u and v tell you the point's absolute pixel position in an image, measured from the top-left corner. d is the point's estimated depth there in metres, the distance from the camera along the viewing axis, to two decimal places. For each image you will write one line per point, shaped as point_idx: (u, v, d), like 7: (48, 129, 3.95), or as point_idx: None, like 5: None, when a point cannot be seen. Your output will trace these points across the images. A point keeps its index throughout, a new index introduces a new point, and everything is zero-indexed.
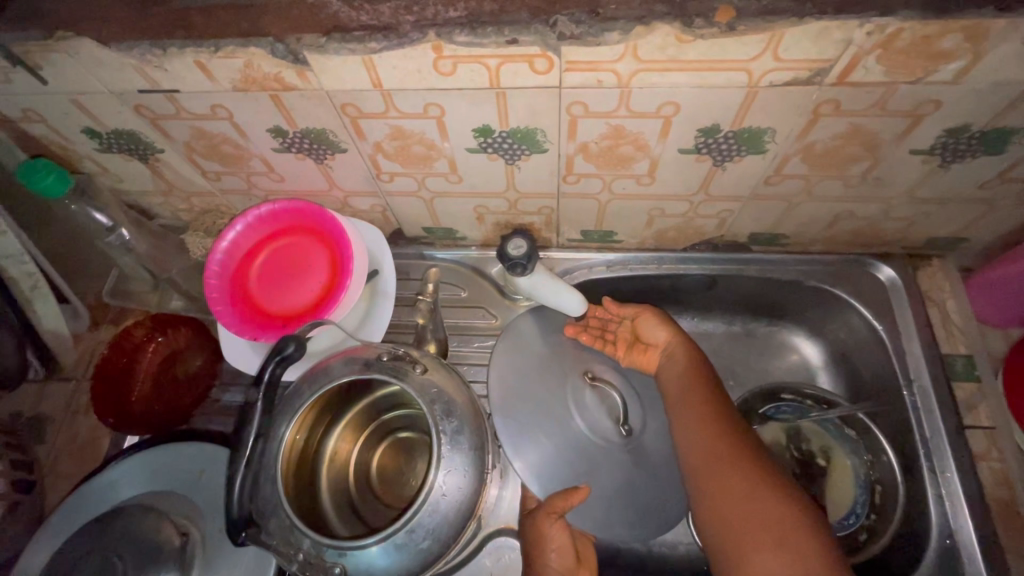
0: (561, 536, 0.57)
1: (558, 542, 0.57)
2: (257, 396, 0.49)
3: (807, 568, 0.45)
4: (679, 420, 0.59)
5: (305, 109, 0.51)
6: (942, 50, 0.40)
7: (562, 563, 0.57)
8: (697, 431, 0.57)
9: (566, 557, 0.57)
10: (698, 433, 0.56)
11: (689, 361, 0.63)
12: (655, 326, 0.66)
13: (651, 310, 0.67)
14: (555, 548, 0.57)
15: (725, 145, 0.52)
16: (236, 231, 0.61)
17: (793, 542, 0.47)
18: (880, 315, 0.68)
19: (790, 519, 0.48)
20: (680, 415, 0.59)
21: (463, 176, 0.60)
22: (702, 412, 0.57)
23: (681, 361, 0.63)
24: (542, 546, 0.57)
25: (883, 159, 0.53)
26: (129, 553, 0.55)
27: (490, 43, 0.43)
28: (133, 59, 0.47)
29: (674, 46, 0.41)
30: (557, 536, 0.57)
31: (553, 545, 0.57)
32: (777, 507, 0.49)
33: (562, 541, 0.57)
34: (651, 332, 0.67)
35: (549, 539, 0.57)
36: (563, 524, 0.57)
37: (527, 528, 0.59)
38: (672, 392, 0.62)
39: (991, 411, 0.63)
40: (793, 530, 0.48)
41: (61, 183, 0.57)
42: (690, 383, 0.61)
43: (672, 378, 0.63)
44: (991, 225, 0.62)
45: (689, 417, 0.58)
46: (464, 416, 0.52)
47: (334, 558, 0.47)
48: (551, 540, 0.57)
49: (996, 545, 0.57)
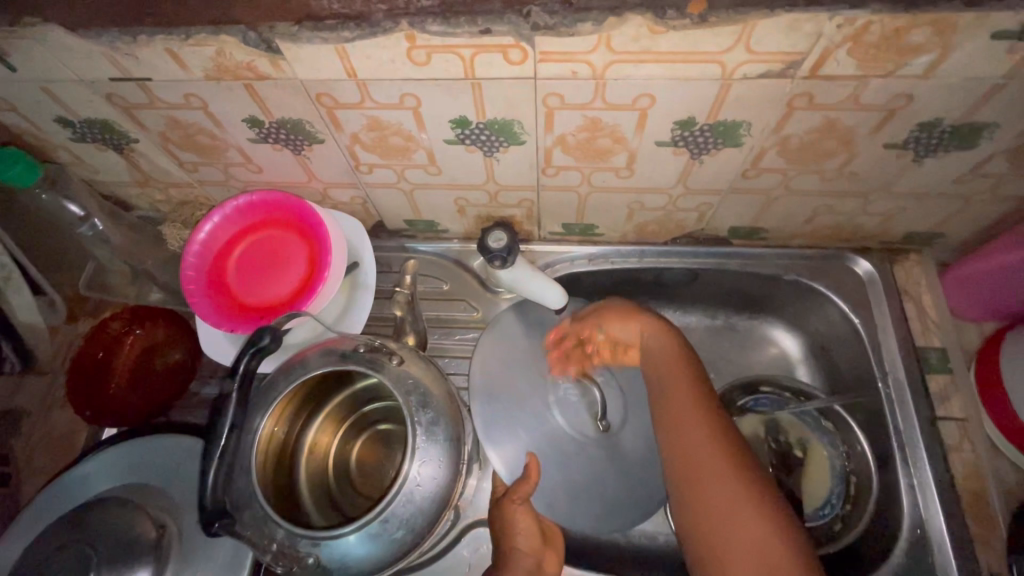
0: (527, 519, 0.59)
1: (524, 525, 0.59)
2: (232, 387, 0.49)
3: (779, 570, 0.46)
4: (663, 417, 0.59)
5: (280, 99, 0.51)
6: (913, 43, 0.41)
7: (529, 544, 0.58)
8: (681, 430, 0.56)
9: (533, 539, 0.59)
10: (682, 433, 0.56)
11: (671, 358, 0.61)
12: (624, 326, 0.64)
13: (620, 308, 0.65)
14: (522, 530, 0.59)
15: (701, 138, 0.52)
16: (213, 224, 0.61)
17: (773, 549, 0.47)
18: (857, 309, 0.69)
19: (768, 525, 0.48)
20: (663, 412, 0.58)
21: (442, 169, 0.60)
22: (687, 412, 0.57)
23: (660, 357, 0.62)
24: (508, 533, 0.59)
25: (858, 153, 0.53)
26: (103, 545, 0.54)
27: (463, 33, 0.42)
28: (102, 47, 0.46)
29: (647, 37, 0.41)
30: (523, 519, 0.59)
31: (519, 530, 0.59)
32: (760, 514, 0.49)
33: (529, 523, 0.59)
34: (623, 332, 0.65)
35: (516, 522, 0.59)
36: (527, 509, 0.60)
37: (491, 520, 0.61)
38: (654, 387, 0.61)
39: (964, 403, 0.64)
40: (774, 538, 0.48)
41: (29, 173, 0.56)
42: (675, 379, 0.59)
43: (655, 373, 0.62)
44: (967, 220, 0.63)
45: (674, 415, 0.57)
46: (440, 407, 0.52)
47: (308, 548, 0.47)
48: (518, 523, 0.59)
49: (966, 534, 0.58)
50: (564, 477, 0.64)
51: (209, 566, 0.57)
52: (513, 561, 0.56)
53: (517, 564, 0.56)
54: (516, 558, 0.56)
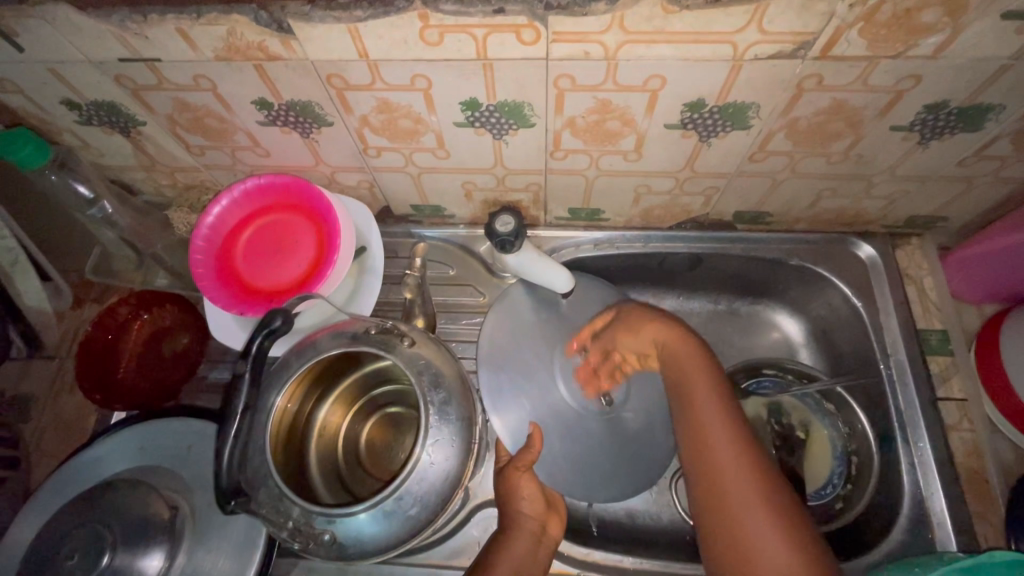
0: (531, 486, 0.60)
1: (529, 491, 0.60)
2: (245, 367, 0.49)
3: None
4: (682, 405, 0.55)
5: (290, 80, 0.51)
6: (923, 23, 0.41)
7: (533, 509, 0.59)
8: (706, 419, 0.53)
9: (537, 504, 0.60)
10: (707, 424, 0.53)
11: (682, 339, 0.58)
12: (631, 339, 0.61)
13: (623, 319, 0.62)
14: (526, 497, 0.60)
15: (710, 121, 0.52)
16: (222, 207, 0.61)
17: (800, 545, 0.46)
18: (859, 292, 0.70)
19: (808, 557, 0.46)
20: (681, 398, 0.56)
21: (451, 152, 0.60)
22: (707, 401, 0.54)
23: (674, 342, 0.58)
24: (513, 498, 0.60)
25: (864, 135, 0.54)
26: (118, 527, 0.55)
27: (477, 12, 0.42)
28: (112, 26, 0.46)
29: (661, 17, 0.42)
30: (528, 485, 0.60)
31: (523, 495, 0.60)
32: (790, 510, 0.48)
33: (532, 491, 0.60)
34: (628, 343, 0.61)
35: (520, 489, 0.60)
36: (531, 477, 0.61)
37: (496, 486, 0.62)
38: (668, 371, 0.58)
39: (964, 383, 0.65)
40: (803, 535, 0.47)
41: (38, 153, 0.56)
42: (695, 367, 0.56)
43: (668, 356, 0.58)
44: (968, 203, 0.64)
45: (694, 402, 0.54)
46: (452, 387, 0.53)
47: (323, 526, 0.47)
48: (522, 490, 0.60)
49: (964, 511, 0.59)
50: (568, 455, 0.65)
51: (222, 545, 0.57)
52: (518, 526, 0.58)
53: (521, 530, 0.58)
54: (519, 522, 0.58)
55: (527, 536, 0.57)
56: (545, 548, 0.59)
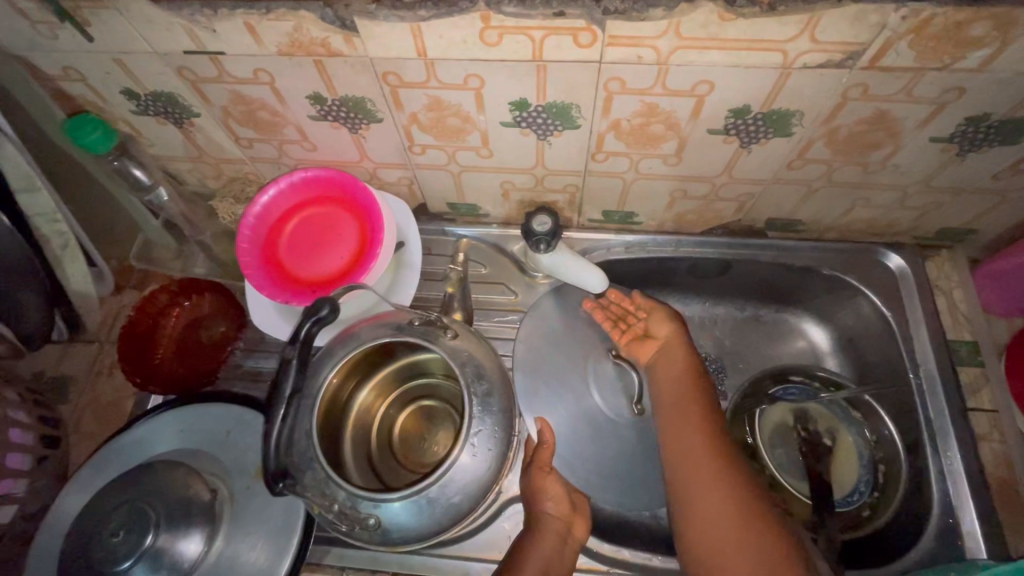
0: (555, 487, 0.61)
1: (553, 493, 0.60)
2: (293, 352, 0.50)
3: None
4: (670, 427, 0.60)
5: (346, 76, 0.52)
6: (972, 37, 0.42)
7: (558, 510, 0.60)
8: (690, 438, 0.57)
9: (562, 505, 0.60)
10: (690, 442, 0.57)
11: (686, 362, 0.64)
12: (663, 321, 0.67)
13: (665, 308, 0.68)
14: (551, 497, 0.60)
15: (753, 127, 0.54)
16: (269, 197, 0.63)
17: (764, 544, 0.48)
18: (889, 302, 0.70)
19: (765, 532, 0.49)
20: (671, 419, 0.60)
21: (494, 151, 0.62)
22: (694, 418, 0.59)
23: (680, 363, 0.64)
24: (538, 499, 0.60)
25: (903, 145, 0.55)
26: (160, 502, 0.55)
27: (538, 15, 0.44)
28: (183, 19, 0.48)
29: (716, 24, 0.43)
30: (553, 487, 0.61)
31: (549, 497, 0.60)
32: (756, 515, 0.50)
33: (557, 492, 0.61)
34: (657, 327, 0.67)
35: (545, 490, 0.60)
36: (555, 477, 0.61)
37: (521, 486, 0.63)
38: (665, 396, 0.62)
39: (994, 394, 0.66)
40: (770, 542, 0.48)
41: (105, 139, 0.58)
42: (688, 386, 0.61)
43: (665, 382, 0.63)
44: (1000, 216, 0.65)
45: (680, 426, 0.59)
46: (494, 379, 0.54)
47: (369, 510, 0.48)
48: (548, 491, 0.60)
49: (995, 521, 0.60)
50: (596, 454, 0.67)
51: (262, 527, 0.59)
52: (543, 525, 0.58)
53: (546, 528, 0.58)
54: (545, 522, 0.58)
55: (553, 536, 0.57)
56: (570, 550, 0.58)
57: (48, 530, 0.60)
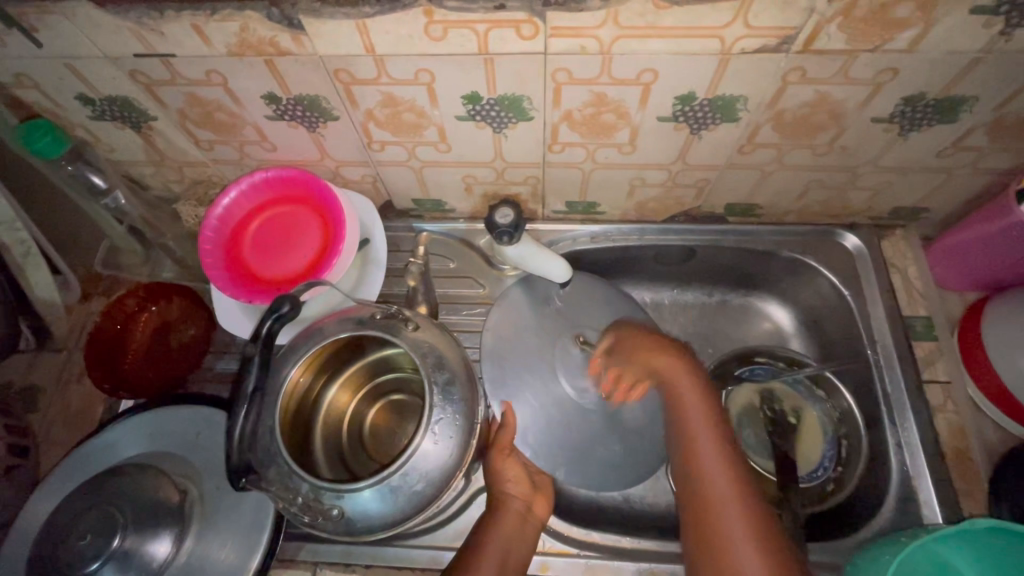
0: (516, 468, 0.64)
1: (513, 473, 0.63)
2: (255, 350, 0.51)
3: None
4: (686, 456, 0.56)
5: (298, 75, 0.53)
6: (899, 18, 0.44)
7: (518, 490, 0.62)
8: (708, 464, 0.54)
9: (522, 485, 0.63)
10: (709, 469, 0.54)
11: (702, 390, 0.59)
12: (668, 364, 0.60)
13: (667, 349, 0.61)
14: (511, 479, 0.63)
15: (701, 113, 0.55)
16: (231, 198, 0.63)
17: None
18: (846, 282, 0.72)
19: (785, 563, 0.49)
20: (688, 449, 0.56)
21: (452, 146, 0.62)
22: (711, 440, 0.56)
23: (695, 393, 0.59)
24: (498, 481, 0.63)
25: (847, 127, 0.56)
26: (129, 507, 0.56)
27: (479, 8, 0.45)
28: (130, 22, 0.48)
29: (652, 12, 0.44)
30: (512, 468, 0.63)
31: (509, 478, 0.63)
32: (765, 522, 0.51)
33: (516, 472, 0.63)
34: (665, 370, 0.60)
35: (505, 472, 0.63)
36: (515, 459, 0.64)
37: (483, 472, 0.65)
38: (678, 421, 0.59)
39: (948, 366, 0.67)
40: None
41: (57, 145, 0.58)
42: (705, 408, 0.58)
43: (682, 408, 0.59)
44: (949, 193, 0.66)
45: (695, 445, 0.56)
46: (455, 369, 0.54)
47: (331, 501, 0.49)
48: (507, 472, 0.63)
49: (950, 488, 0.61)
50: (567, 441, 0.67)
51: (232, 526, 0.59)
52: (506, 506, 0.60)
53: (508, 510, 0.60)
54: (507, 502, 0.61)
55: (513, 515, 0.59)
56: (532, 527, 0.61)
57: (21, 532, 0.60)
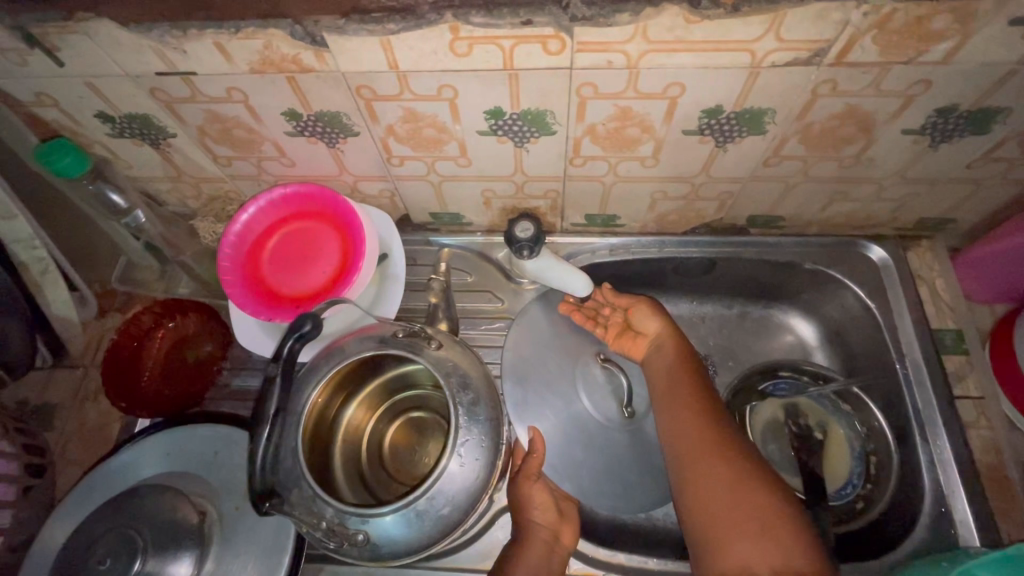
0: (542, 495, 0.62)
1: (539, 500, 0.62)
2: (276, 370, 0.50)
3: (785, 558, 0.46)
4: (666, 413, 0.59)
5: (320, 91, 0.52)
6: (934, 30, 0.43)
7: (545, 518, 0.61)
8: (686, 420, 0.57)
9: (548, 513, 0.61)
10: (687, 425, 0.57)
11: (680, 352, 0.64)
12: (647, 315, 0.67)
13: (645, 300, 0.68)
14: (538, 506, 0.61)
15: (727, 126, 0.54)
16: (249, 214, 0.63)
17: (767, 513, 0.48)
18: (872, 294, 0.71)
19: (766, 501, 0.49)
20: (666, 407, 0.60)
21: (472, 161, 0.62)
22: (688, 395, 0.59)
23: (670, 354, 0.64)
24: (525, 508, 0.61)
25: (876, 139, 0.55)
26: (148, 529, 0.55)
27: (505, 24, 0.44)
28: (152, 41, 0.48)
29: (682, 27, 0.43)
30: (540, 495, 0.62)
31: (535, 505, 0.61)
32: (750, 476, 0.51)
33: (544, 500, 0.62)
34: (644, 321, 0.67)
35: (532, 498, 0.61)
36: (542, 486, 0.63)
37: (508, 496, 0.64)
38: (658, 383, 0.62)
39: (980, 381, 0.66)
40: (775, 517, 0.48)
41: (77, 166, 0.58)
42: (680, 369, 0.62)
43: (660, 370, 0.63)
44: (978, 205, 0.65)
45: (672, 402, 0.59)
46: (480, 388, 0.53)
47: (357, 526, 0.48)
48: (533, 499, 0.62)
49: (986, 506, 0.60)
50: (588, 461, 0.66)
51: (251, 547, 0.58)
52: (530, 535, 0.59)
53: (534, 538, 0.59)
54: (532, 530, 0.59)
55: (541, 544, 0.59)
56: (558, 557, 0.59)
57: (39, 554, 0.60)
